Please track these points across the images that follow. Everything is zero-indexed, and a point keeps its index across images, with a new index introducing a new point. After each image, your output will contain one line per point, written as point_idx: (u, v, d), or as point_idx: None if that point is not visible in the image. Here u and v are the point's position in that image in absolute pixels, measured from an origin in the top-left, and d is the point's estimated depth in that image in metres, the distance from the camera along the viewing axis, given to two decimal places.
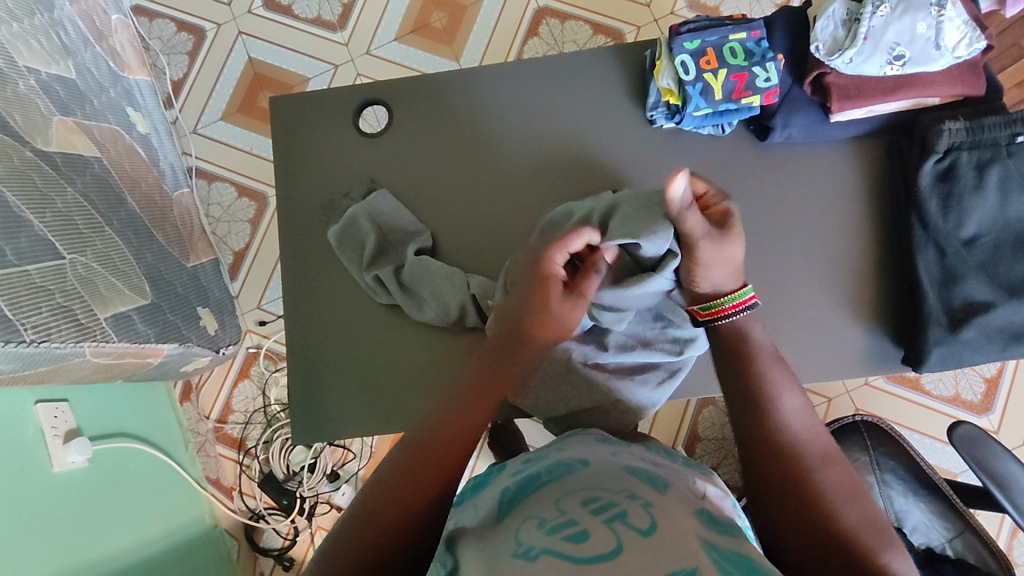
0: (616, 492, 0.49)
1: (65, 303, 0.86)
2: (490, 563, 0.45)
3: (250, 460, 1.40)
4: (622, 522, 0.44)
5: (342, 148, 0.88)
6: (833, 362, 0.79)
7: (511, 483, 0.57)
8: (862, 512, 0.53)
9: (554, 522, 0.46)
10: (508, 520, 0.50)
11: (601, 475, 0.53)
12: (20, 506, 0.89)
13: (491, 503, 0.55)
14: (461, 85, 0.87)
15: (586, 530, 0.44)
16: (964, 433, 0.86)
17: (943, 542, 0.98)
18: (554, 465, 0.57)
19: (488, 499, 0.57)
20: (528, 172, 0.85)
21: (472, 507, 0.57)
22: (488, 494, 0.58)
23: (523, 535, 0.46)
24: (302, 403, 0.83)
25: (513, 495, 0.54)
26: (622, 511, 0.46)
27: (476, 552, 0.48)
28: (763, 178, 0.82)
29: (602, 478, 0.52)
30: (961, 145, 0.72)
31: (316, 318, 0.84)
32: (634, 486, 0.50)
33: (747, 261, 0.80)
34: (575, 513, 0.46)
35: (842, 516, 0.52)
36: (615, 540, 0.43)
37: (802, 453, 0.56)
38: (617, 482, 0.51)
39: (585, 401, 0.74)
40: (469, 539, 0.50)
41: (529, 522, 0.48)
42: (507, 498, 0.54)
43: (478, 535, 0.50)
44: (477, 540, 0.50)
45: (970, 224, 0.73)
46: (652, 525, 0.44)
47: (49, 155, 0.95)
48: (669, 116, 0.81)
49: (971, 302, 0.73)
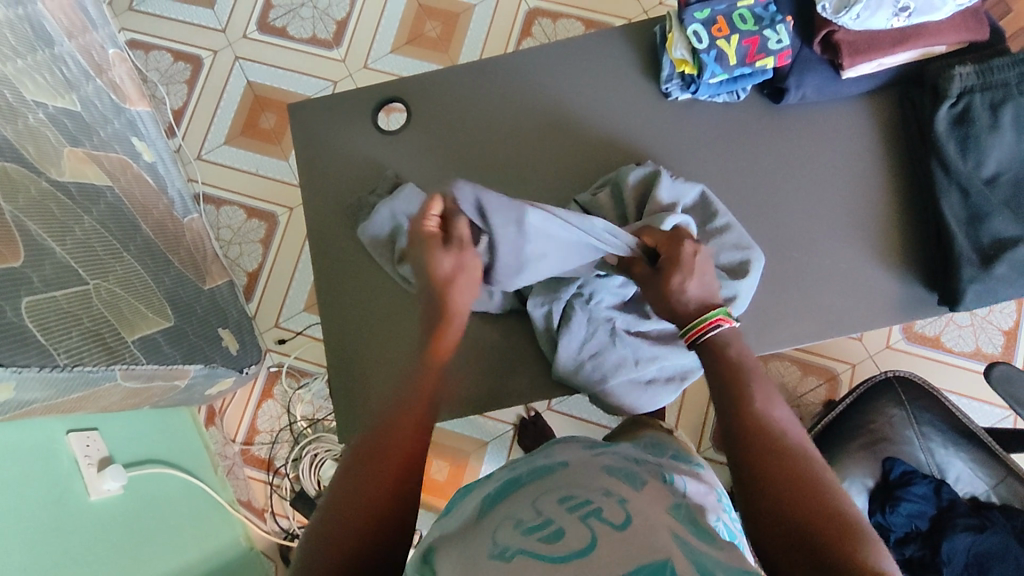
0: (594, 491, 0.51)
1: (93, 326, 0.89)
2: (467, 561, 0.46)
3: (280, 479, 1.39)
4: (598, 519, 0.46)
5: (363, 145, 0.88)
6: (865, 311, 0.80)
7: (495, 488, 0.59)
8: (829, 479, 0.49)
9: (531, 522, 0.47)
10: (486, 521, 0.51)
11: (580, 475, 0.54)
12: (62, 535, 0.90)
13: (473, 506, 0.57)
14: (477, 75, 0.89)
15: (561, 528, 0.45)
16: (1000, 373, 0.86)
17: (987, 489, 0.98)
18: (536, 469, 0.59)
19: (472, 501, 0.59)
20: (549, 158, 0.86)
21: (456, 514, 0.58)
22: (471, 501, 0.59)
23: (499, 536, 0.47)
24: (347, 401, 0.83)
25: (494, 499, 0.56)
26: (597, 509, 0.47)
27: (454, 551, 0.48)
28: (779, 140, 0.84)
29: (581, 479, 0.53)
30: (974, 88, 0.74)
31: (353, 314, 0.84)
32: (611, 483, 0.52)
33: (772, 222, 0.82)
34: (551, 514, 0.48)
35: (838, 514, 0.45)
36: (588, 538, 0.44)
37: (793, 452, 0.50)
38: (596, 481, 0.53)
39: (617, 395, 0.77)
40: (447, 540, 0.51)
41: (507, 521, 0.49)
42: (491, 499, 0.56)
43: (455, 535, 0.52)
44: (455, 538, 0.51)
45: (989, 163, 0.74)
46: (626, 521, 0.45)
47: (64, 186, 0.97)
48: (684, 87, 0.83)
49: (1000, 238, 0.73)
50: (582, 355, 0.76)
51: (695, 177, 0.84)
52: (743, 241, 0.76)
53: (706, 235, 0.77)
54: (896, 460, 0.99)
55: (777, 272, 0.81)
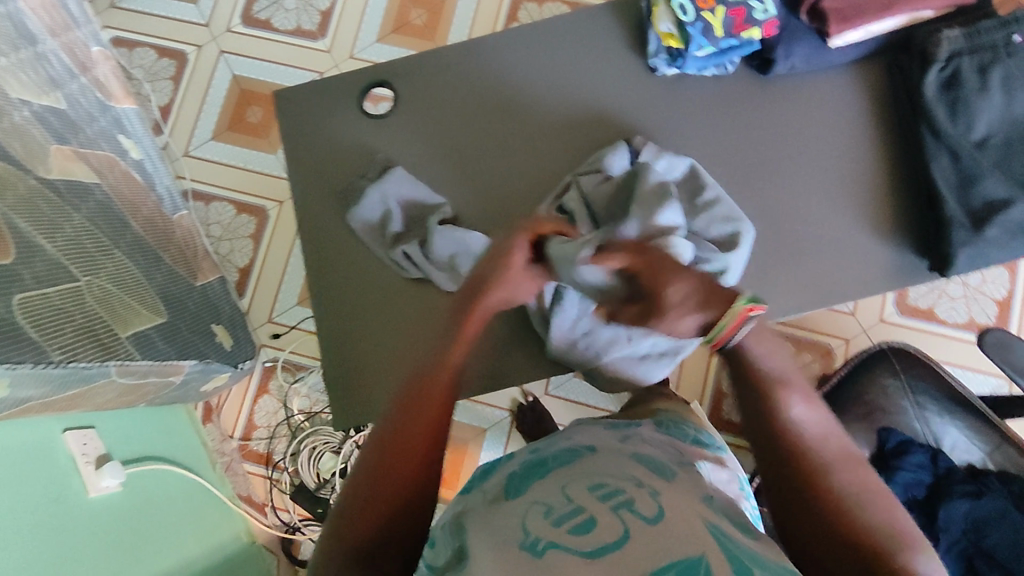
0: (624, 480, 0.50)
1: (86, 323, 0.89)
2: (495, 541, 0.45)
3: (280, 473, 1.40)
4: (629, 510, 0.45)
5: (349, 131, 0.87)
6: (857, 280, 0.80)
7: (516, 468, 0.59)
8: (855, 476, 0.50)
9: (561, 511, 0.46)
10: (510, 504, 0.51)
11: (608, 463, 0.54)
12: (56, 533, 0.89)
13: (496, 486, 0.57)
14: (462, 56, 0.88)
15: (592, 519, 0.44)
16: (993, 338, 0.87)
17: (983, 457, 0.98)
18: (561, 454, 0.59)
19: (494, 483, 0.58)
20: (539, 139, 0.86)
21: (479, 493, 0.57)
22: (493, 480, 0.59)
23: (528, 522, 0.46)
24: (341, 389, 0.82)
25: (519, 480, 0.55)
26: (629, 499, 0.47)
27: (481, 529, 0.48)
28: (769, 113, 0.83)
29: (608, 467, 0.53)
30: (960, 51, 0.74)
31: (345, 301, 0.84)
32: (641, 474, 0.52)
33: (763, 194, 0.82)
34: (581, 501, 0.47)
35: (868, 522, 0.47)
36: (621, 530, 0.43)
37: (818, 458, 0.51)
38: (623, 469, 0.52)
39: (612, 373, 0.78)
40: (474, 516, 0.50)
41: (536, 508, 0.48)
42: (513, 480, 0.56)
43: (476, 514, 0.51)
44: (479, 517, 0.50)
45: (979, 126, 0.74)
46: (658, 512, 0.45)
47: (51, 183, 0.98)
48: (670, 62, 0.82)
49: (991, 201, 0.73)
50: (574, 334, 0.77)
51: (684, 151, 0.83)
52: (733, 213, 0.75)
53: (695, 210, 0.77)
54: (891, 430, 1.00)
55: (770, 244, 0.81)
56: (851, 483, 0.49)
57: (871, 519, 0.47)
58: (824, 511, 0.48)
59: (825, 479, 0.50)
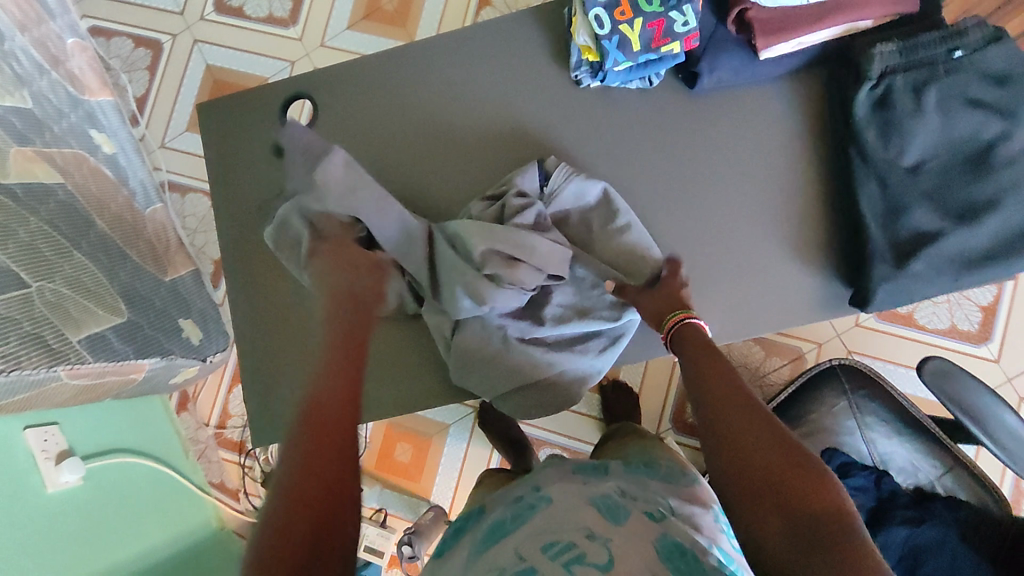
0: (574, 531, 0.50)
1: (33, 329, 0.87)
2: None
3: (251, 461, 1.45)
4: (579, 563, 0.46)
5: (271, 145, 0.86)
6: (777, 309, 0.77)
7: (485, 525, 0.57)
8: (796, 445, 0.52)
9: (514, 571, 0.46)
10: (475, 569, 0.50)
11: (561, 513, 0.53)
12: (18, 527, 0.92)
13: (466, 549, 0.55)
14: (385, 66, 0.85)
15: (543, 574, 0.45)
16: (935, 368, 0.82)
17: (932, 480, 0.95)
18: (520, 506, 0.57)
19: (464, 545, 0.57)
20: (460, 154, 0.83)
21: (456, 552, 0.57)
22: (462, 543, 0.57)
23: None
24: (260, 404, 0.83)
25: (482, 542, 0.54)
26: (578, 552, 0.47)
27: None
28: (698, 130, 0.79)
29: (560, 518, 0.52)
30: (895, 68, 0.68)
31: (265, 317, 0.84)
32: (590, 520, 0.51)
33: (688, 217, 0.78)
34: (533, 560, 0.47)
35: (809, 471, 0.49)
36: None
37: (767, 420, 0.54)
38: (575, 518, 0.52)
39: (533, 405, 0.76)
40: None
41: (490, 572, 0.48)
42: (477, 544, 0.54)
43: None
44: None
45: (912, 150, 0.69)
46: (608, 561, 0.46)
47: (9, 187, 0.92)
48: (594, 75, 0.78)
49: (919, 232, 0.68)
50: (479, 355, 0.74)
51: (608, 169, 0.80)
52: (642, 241, 0.75)
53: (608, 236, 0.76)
54: (835, 450, 0.96)
55: (690, 270, 0.77)
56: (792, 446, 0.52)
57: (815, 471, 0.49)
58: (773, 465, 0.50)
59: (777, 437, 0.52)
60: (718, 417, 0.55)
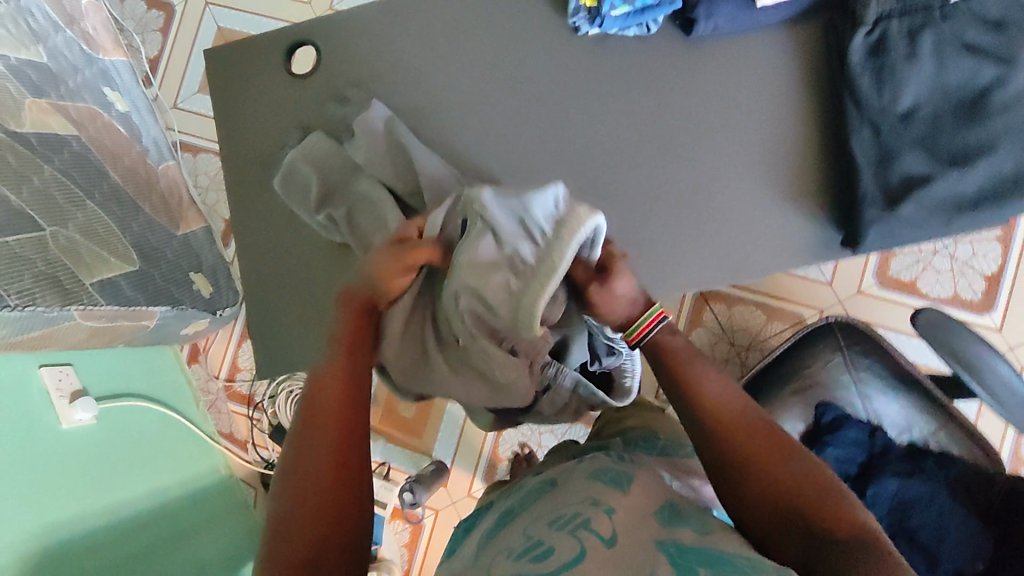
0: (580, 503, 0.50)
1: (49, 270, 0.85)
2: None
3: (259, 413, 1.48)
4: (585, 530, 0.45)
5: (276, 90, 0.88)
6: (769, 254, 0.78)
7: (492, 523, 0.57)
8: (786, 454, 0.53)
9: (523, 546, 0.46)
10: (488, 551, 0.50)
11: (567, 492, 0.53)
12: (31, 469, 0.94)
13: (474, 540, 0.56)
14: (384, 15, 0.87)
15: (550, 547, 0.44)
16: (926, 319, 0.84)
17: (926, 435, 0.96)
18: (526, 495, 0.58)
19: (474, 536, 0.57)
20: (459, 102, 0.84)
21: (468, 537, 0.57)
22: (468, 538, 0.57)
23: (494, 565, 0.46)
24: (266, 338, 0.87)
25: (491, 531, 0.55)
26: (585, 520, 0.46)
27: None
28: (693, 78, 0.80)
29: (565, 496, 0.52)
30: (890, 14, 0.70)
31: (269, 257, 0.87)
32: (596, 491, 0.51)
33: (683, 165, 0.79)
34: (540, 534, 0.47)
35: (802, 487, 0.51)
36: (578, 548, 0.43)
37: (750, 437, 0.55)
38: (581, 492, 0.52)
39: (484, 399, 0.72)
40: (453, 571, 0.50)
41: (500, 553, 0.47)
42: (488, 534, 0.55)
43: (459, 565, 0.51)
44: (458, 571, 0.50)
45: (906, 95, 0.69)
46: (613, 534, 0.45)
47: (23, 137, 0.93)
48: (591, 21, 0.79)
49: (910, 177, 0.69)
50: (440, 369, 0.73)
51: (605, 117, 0.81)
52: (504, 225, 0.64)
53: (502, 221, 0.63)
54: (830, 405, 0.98)
55: (685, 215, 0.78)
56: (782, 459, 0.53)
57: (808, 488, 0.51)
58: (770, 488, 0.51)
59: (767, 456, 0.53)
60: (705, 438, 0.56)
